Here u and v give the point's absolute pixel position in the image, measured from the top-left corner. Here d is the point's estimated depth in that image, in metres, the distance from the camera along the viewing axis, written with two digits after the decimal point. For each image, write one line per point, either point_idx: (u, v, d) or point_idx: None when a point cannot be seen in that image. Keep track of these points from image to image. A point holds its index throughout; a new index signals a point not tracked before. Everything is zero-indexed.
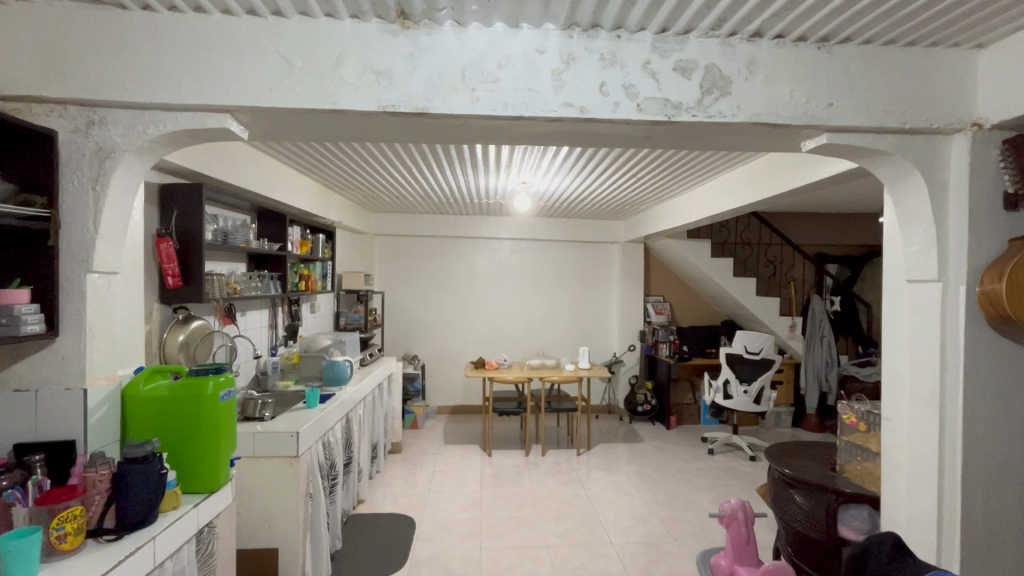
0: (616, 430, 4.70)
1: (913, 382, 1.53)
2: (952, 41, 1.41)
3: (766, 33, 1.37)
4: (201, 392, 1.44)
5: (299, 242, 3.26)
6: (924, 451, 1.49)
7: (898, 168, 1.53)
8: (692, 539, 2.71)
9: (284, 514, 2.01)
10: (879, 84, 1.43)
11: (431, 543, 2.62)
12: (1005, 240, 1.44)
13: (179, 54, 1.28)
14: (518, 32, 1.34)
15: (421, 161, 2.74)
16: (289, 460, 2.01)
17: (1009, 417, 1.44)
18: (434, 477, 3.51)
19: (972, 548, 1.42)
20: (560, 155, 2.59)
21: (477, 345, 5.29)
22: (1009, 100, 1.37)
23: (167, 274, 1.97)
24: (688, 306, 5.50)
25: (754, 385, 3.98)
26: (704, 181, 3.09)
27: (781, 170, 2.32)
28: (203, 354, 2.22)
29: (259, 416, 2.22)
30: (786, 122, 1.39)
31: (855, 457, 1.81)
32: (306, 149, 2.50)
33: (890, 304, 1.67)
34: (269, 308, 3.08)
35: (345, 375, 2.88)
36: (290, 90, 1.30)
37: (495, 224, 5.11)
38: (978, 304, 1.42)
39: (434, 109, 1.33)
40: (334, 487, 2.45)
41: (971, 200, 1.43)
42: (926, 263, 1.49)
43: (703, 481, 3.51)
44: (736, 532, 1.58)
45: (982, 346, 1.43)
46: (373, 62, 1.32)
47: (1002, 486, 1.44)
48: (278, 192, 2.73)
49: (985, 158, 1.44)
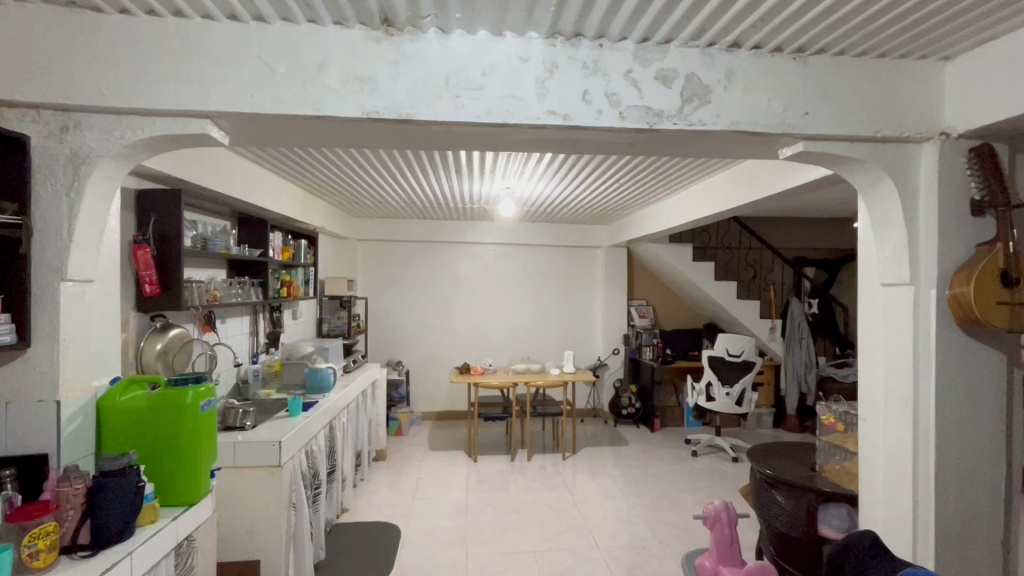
0: (601, 434, 4.73)
1: (887, 383, 1.58)
2: (920, 53, 1.46)
3: (744, 44, 1.40)
4: (180, 403, 1.41)
5: (280, 248, 3.22)
6: (899, 450, 1.53)
7: (870, 176, 1.57)
8: (677, 541, 2.74)
9: (267, 525, 1.98)
10: (851, 94, 1.47)
11: (416, 552, 2.60)
12: (973, 245, 1.49)
13: (158, 58, 1.26)
14: (502, 39, 1.35)
15: (405, 166, 2.74)
16: (271, 470, 1.98)
17: (978, 415, 1.49)
18: (419, 484, 3.49)
19: (945, 544, 1.47)
20: (544, 161, 2.62)
21: (462, 350, 5.27)
22: (972, 110, 1.42)
23: (144, 281, 1.92)
24: (671, 310, 5.57)
25: (736, 385, 4.02)
26: (685, 186, 3.14)
27: (761, 177, 2.37)
28: (181, 363, 2.18)
29: (240, 426, 2.17)
30: (764, 130, 1.43)
31: (833, 457, 1.87)
32: (288, 154, 2.47)
33: (863, 306, 1.70)
34: (250, 315, 3.02)
35: (328, 382, 2.84)
36: (273, 96, 1.29)
37: (479, 229, 5.11)
38: (949, 307, 1.46)
39: (419, 117, 1.33)
40: (317, 496, 2.42)
41: (940, 205, 1.48)
42: (898, 267, 1.53)
43: (687, 484, 3.55)
44: (720, 533, 1.60)
45: (952, 347, 1.47)
46: (356, 68, 1.31)
47: (973, 483, 1.49)
48: (259, 197, 2.69)
49: (953, 165, 1.49)
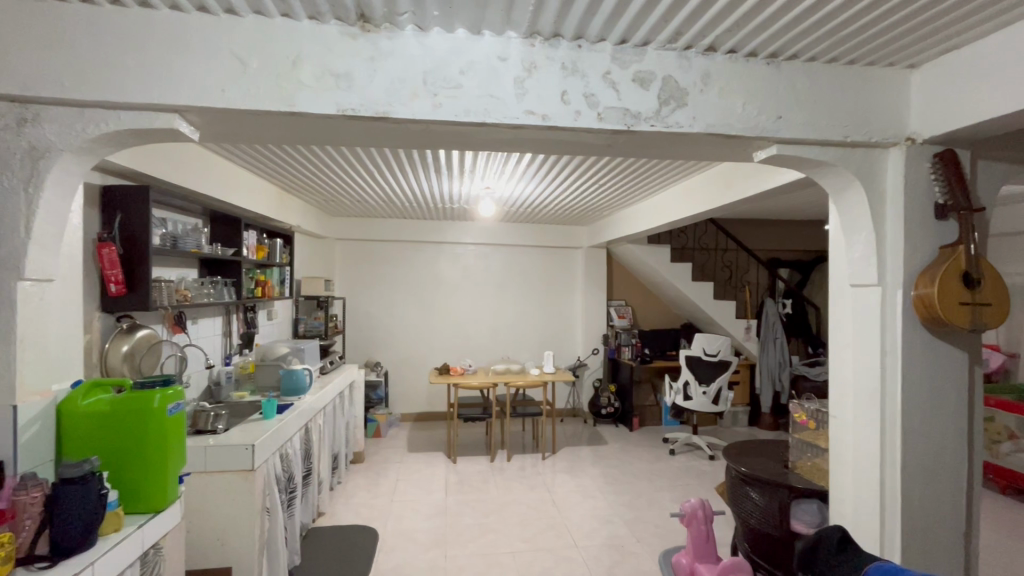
0: (580, 433, 4.75)
1: (856, 381, 1.62)
2: (887, 60, 1.51)
3: (720, 48, 1.42)
4: (146, 407, 1.37)
5: (255, 247, 3.15)
6: (867, 447, 1.57)
7: (840, 179, 1.61)
8: (655, 539, 2.76)
9: (240, 531, 1.93)
10: (822, 100, 1.51)
11: (394, 554, 2.57)
12: (937, 247, 1.54)
13: (123, 50, 1.21)
14: (480, 39, 1.34)
15: (383, 165, 2.71)
16: (243, 474, 1.93)
17: (941, 411, 1.54)
18: (398, 486, 3.45)
19: (911, 538, 1.51)
20: (524, 162, 2.62)
21: (442, 351, 5.23)
22: (937, 117, 1.47)
23: (109, 281, 1.85)
24: (650, 310, 5.63)
25: (713, 385, 4.07)
26: (663, 188, 3.18)
27: (736, 179, 2.41)
28: (149, 366, 2.11)
29: (211, 429, 2.11)
30: (739, 133, 1.45)
31: (806, 454, 1.90)
32: (263, 151, 2.41)
33: (834, 306, 1.74)
34: (223, 315, 2.94)
35: (304, 384, 2.80)
36: (245, 91, 1.26)
37: (460, 229, 5.09)
38: (914, 308, 1.51)
39: (396, 115, 1.31)
40: (292, 501, 2.37)
41: (906, 208, 1.53)
42: (867, 268, 1.57)
43: (665, 482, 3.58)
44: (696, 531, 1.62)
45: (917, 346, 1.52)
46: (331, 64, 1.29)
47: (937, 478, 1.53)
48: (232, 194, 2.62)
49: (918, 170, 1.54)
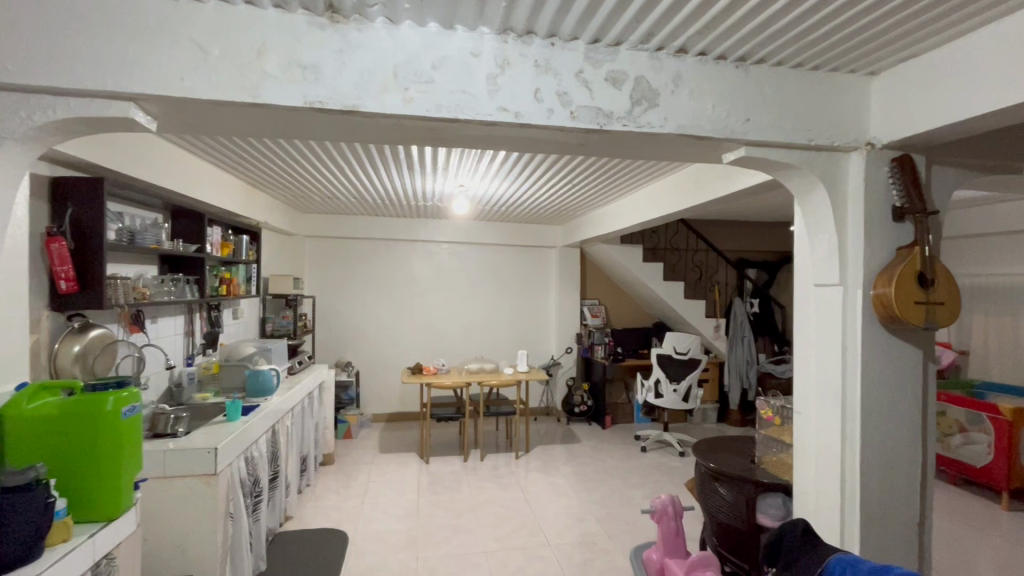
0: (554, 432, 4.78)
1: (819, 378, 1.66)
2: (849, 67, 1.55)
3: (691, 50, 1.44)
4: (99, 410, 1.30)
5: (219, 244, 3.04)
6: (829, 442, 1.62)
7: (805, 182, 1.65)
8: (626, 536, 2.79)
9: (201, 537, 1.86)
10: (788, 103, 1.55)
11: (365, 557, 2.53)
12: (895, 248, 1.60)
13: (74, 33, 1.15)
14: (453, 33, 1.32)
15: (353, 160, 2.66)
16: (205, 478, 1.87)
17: (898, 406, 1.60)
18: (369, 488, 3.39)
19: (869, 528, 1.57)
20: (498, 160, 2.61)
21: (414, 351, 5.18)
22: (895, 123, 1.53)
23: (59, 277, 1.75)
24: (622, 309, 5.70)
25: (683, 383, 4.14)
26: (635, 189, 3.22)
27: (706, 181, 2.45)
28: (103, 367, 2.01)
29: (171, 433, 2.02)
30: (708, 135, 1.47)
31: (771, 449, 1.95)
32: (227, 144, 2.33)
33: (797, 304, 1.79)
34: (185, 314, 2.83)
35: (271, 385, 2.72)
36: (206, 80, 1.21)
37: (433, 227, 5.04)
38: (873, 306, 1.56)
39: (365, 108, 1.28)
40: (258, 505, 2.30)
41: (866, 210, 1.58)
42: (830, 268, 1.62)
43: (636, 479, 3.63)
44: (666, 526, 1.64)
45: (876, 344, 1.57)
46: (298, 55, 1.25)
47: (894, 470, 1.59)
48: (194, 188, 2.52)
49: (878, 174, 1.59)
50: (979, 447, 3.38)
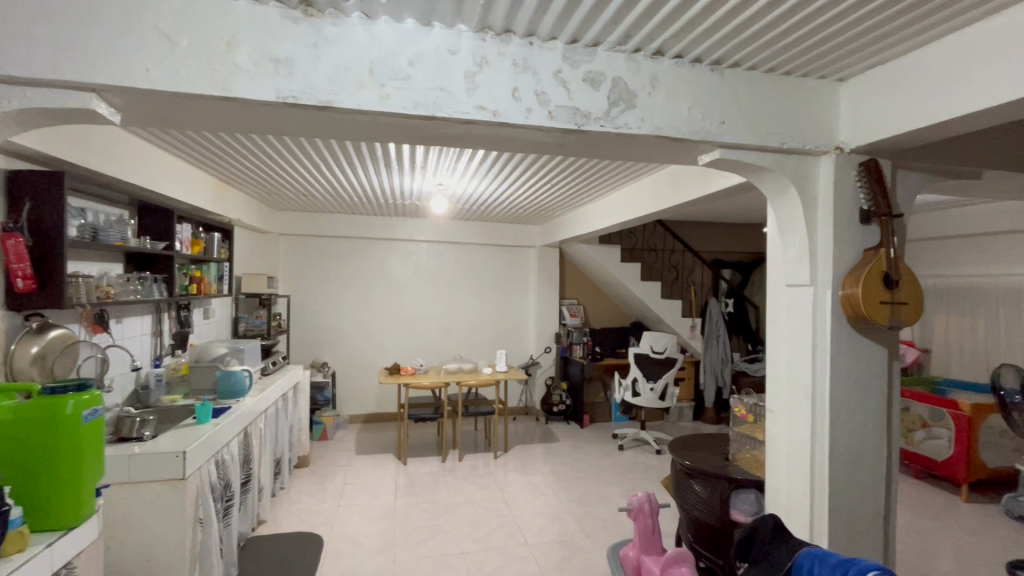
0: (532, 431, 4.79)
1: (791, 376, 1.70)
2: (820, 73, 1.59)
3: (667, 52, 1.46)
4: (57, 414, 1.24)
5: (189, 241, 2.95)
6: (799, 438, 1.66)
7: (778, 184, 1.69)
8: (604, 534, 2.81)
9: (168, 544, 1.80)
10: (761, 107, 1.58)
11: (341, 561, 2.49)
12: (862, 249, 1.65)
13: (30, 19, 1.10)
14: (430, 30, 1.31)
15: (330, 157, 2.61)
16: (172, 482, 1.81)
17: (864, 403, 1.65)
18: (345, 490, 3.34)
19: (836, 522, 1.61)
20: (476, 159, 2.60)
21: (392, 351, 5.12)
22: (863, 128, 1.57)
23: (17, 275, 1.68)
24: (601, 309, 5.74)
25: (659, 381, 4.20)
26: (613, 189, 3.25)
27: (682, 183, 2.49)
28: (63, 369, 1.92)
29: (137, 437, 1.95)
30: (684, 137, 1.49)
31: (745, 446, 1.99)
32: (197, 139, 2.27)
33: (769, 304, 1.83)
34: (152, 314, 2.74)
35: (243, 386, 2.65)
36: (173, 71, 1.17)
37: (412, 226, 5.00)
38: (842, 306, 1.61)
39: (340, 104, 1.26)
40: (229, 509, 2.24)
41: (835, 212, 1.62)
42: (801, 269, 1.66)
43: (613, 477, 3.66)
44: (643, 523, 1.65)
45: (845, 343, 1.62)
46: (271, 49, 1.22)
47: (861, 465, 1.64)
48: (162, 184, 2.44)
49: (847, 177, 1.64)
50: (940, 442, 3.53)
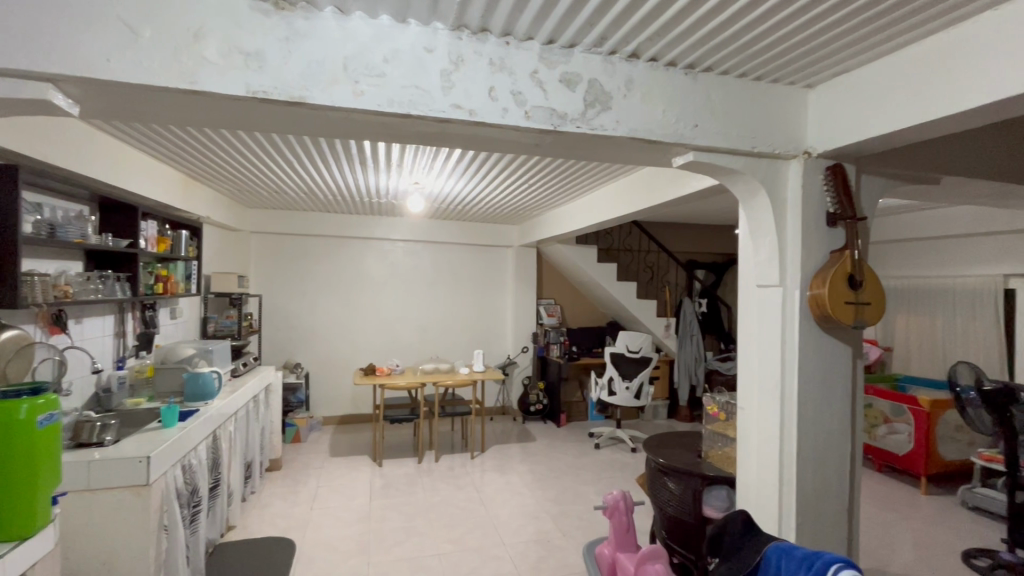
0: (510, 431, 4.80)
1: (761, 375, 1.74)
2: (789, 79, 1.64)
3: (642, 56, 1.47)
4: (9, 420, 1.18)
5: (155, 239, 2.85)
6: (769, 436, 1.70)
7: (748, 187, 1.73)
8: (579, 533, 2.83)
9: (131, 553, 1.74)
10: (733, 111, 1.61)
11: (313, 565, 2.44)
12: (829, 251, 1.70)
13: None
14: (406, 27, 1.29)
15: (302, 154, 2.56)
16: (135, 489, 1.75)
17: (830, 401, 1.70)
18: (318, 494, 3.28)
19: (803, 517, 1.66)
20: (453, 158, 2.59)
21: (368, 351, 5.05)
22: (830, 133, 1.62)
23: None
24: (578, 309, 5.78)
25: (635, 380, 4.26)
26: (589, 190, 3.27)
27: (657, 184, 2.52)
28: (17, 372, 1.83)
29: (97, 442, 1.87)
30: (659, 139, 1.51)
31: (717, 444, 2.04)
32: (163, 133, 2.19)
33: (740, 304, 1.87)
34: (115, 314, 2.64)
35: (213, 389, 2.58)
36: (136, 63, 1.12)
37: (388, 225, 4.94)
38: (810, 307, 1.65)
39: (312, 100, 1.23)
40: (196, 515, 2.18)
41: (803, 215, 1.67)
42: (771, 270, 1.70)
43: (589, 476, 3.69)
44: (617, 521, 1.67)
45: (812, 342, 1.67)
46: (239, 41, 1.19)
47: (827, 461, 1.69)
48: (126, 180, 2.36)
49: (814, 181, 1.69)
50: (901, 437, 3.65)
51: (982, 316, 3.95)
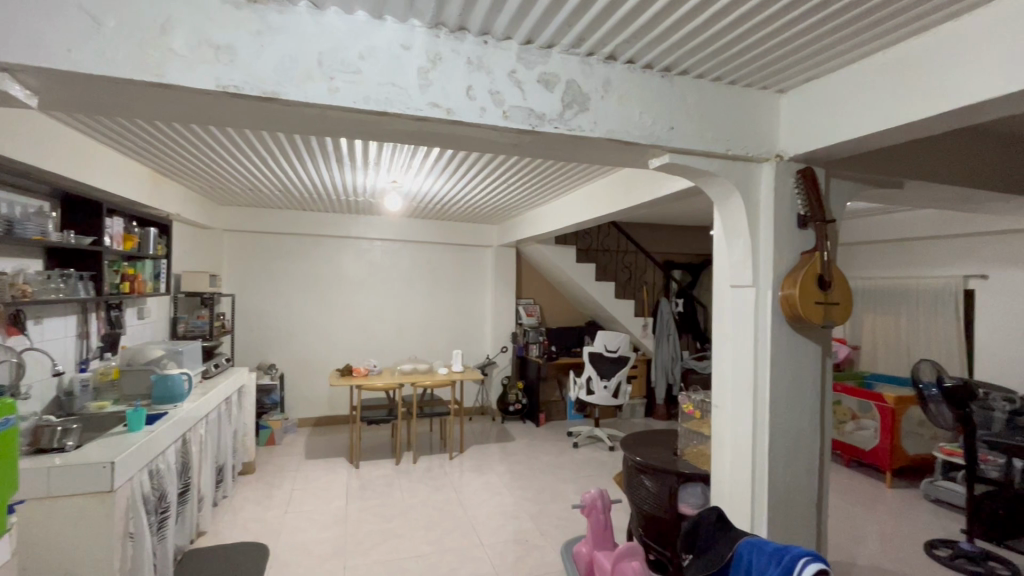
0: (489, 431, 4.79)
1: (734, 373, 1.78)
2: (761, 84, 1.67)
3: (619, 58, 1.49)
4: None
5: (121, 237, 2.75)
6: (742, 433, 1.73)
7: (723, 189, 1.76)
8: (558, 531, 2.85)
9: (93, 562, 1.68)
10: (708, 114, 1.64)
11: (287, 570, 2.40)
12: (800, 252, 1.74)
13: None
14: (382, 24, 1.28)
15: (277, 151, 2.51)
16: (98, 495, 1.69)
17: (801, 398, 1.74)
18: (293, 497, 3.22)
19: (774, 511, 1.70)
20: (430, 157, 2.57)
21: (345, 352, 4.98)
22: (801, 137, 1.66)
23: None
24: (557, 308, 5.81)
25: (612, 379, 4.30)
26: (568, 191, 3.29)
27: (635, 185, 2.55)
28: None
29: (57, 448, 1.79)
30: (635, 140, 1.53)
31: (693, 441, 2.10)
32: (129, 127, 2.12)
33: (715, 304, 1.90)
34: (77, 314, 2.54)
35: (181, 391, 2.51)
36: (99, 54, 1.08)
37: (365, 224, 4.88)
38: (782, 307, 1.69)
39: (286, 96, 1.20)
40: (164, 522, 2.11)
41: (775, 217, 1.71)
42: (744, 270, 1.73)
43: (568, 474, 3.71)
44: (595, 520, 1.69)
45: (783, 341, 1.70)
46: (209, 34, 1.15)
47: (797, 457, 1.73)
48: (89, 175, 2.27)
49: (786, 184, 1.73)
50: (867, 432, 3.78)
51: (943, 316, 4.11)
